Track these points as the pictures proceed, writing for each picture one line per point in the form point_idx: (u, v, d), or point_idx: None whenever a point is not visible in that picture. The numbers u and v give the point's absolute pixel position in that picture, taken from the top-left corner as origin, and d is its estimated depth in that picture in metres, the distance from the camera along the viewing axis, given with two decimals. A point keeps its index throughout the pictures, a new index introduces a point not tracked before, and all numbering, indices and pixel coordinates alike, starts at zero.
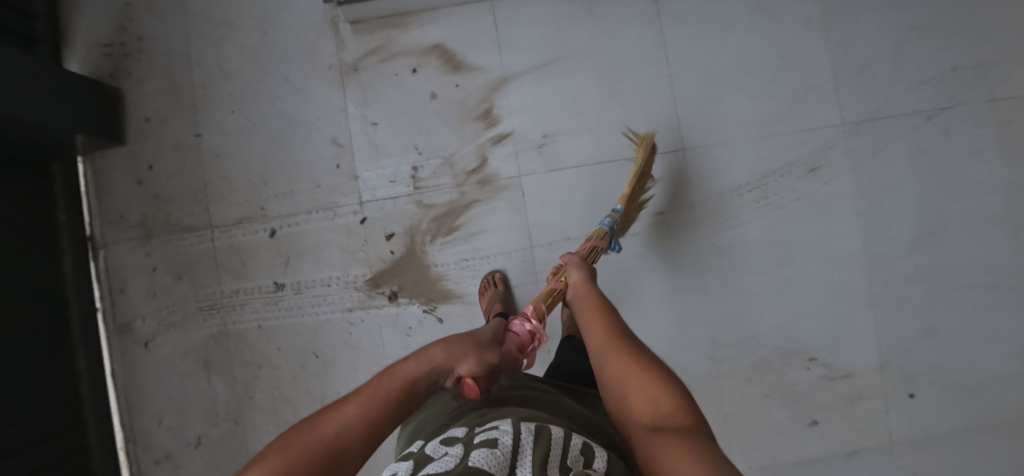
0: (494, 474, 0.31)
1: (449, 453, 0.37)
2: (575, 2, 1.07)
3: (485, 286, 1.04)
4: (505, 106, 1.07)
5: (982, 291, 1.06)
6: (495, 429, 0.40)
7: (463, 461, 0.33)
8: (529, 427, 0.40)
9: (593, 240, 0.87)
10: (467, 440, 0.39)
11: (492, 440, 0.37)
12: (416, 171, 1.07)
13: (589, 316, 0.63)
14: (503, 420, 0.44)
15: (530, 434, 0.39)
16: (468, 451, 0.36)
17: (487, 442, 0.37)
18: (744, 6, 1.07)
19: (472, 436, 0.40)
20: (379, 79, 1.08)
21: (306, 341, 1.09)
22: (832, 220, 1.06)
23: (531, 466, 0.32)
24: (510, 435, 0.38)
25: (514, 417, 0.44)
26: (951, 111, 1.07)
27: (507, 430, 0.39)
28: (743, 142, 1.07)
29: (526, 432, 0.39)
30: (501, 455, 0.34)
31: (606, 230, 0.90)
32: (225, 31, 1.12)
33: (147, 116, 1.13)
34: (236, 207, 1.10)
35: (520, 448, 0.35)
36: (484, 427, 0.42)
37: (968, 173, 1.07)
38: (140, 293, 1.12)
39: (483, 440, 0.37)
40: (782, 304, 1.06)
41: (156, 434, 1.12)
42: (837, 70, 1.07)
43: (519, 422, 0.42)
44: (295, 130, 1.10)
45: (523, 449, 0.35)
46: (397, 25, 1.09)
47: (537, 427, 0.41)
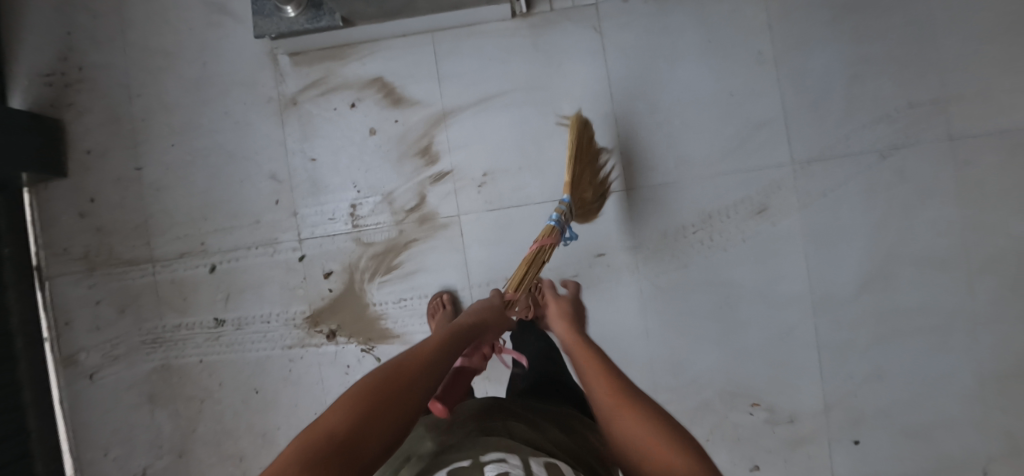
0: None
1: None
2: (518, 35, 1.04)
3: (434, 307, 1.00)
4: (445, 142, 1.05)
5: (931, 335, 1.03)
6: (504, 460, 0.35)
7: None
8: (541, 462, 0.36)
9: (540, 240, 0.83)
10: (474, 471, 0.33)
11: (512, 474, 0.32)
12: (355, 208, 1.06)
13: (583, 364, 0.54)
14: (508, 450, 0.38)
15: (543, 468, 0.35)
16: None
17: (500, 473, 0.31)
18: (694, 39, 1.04)
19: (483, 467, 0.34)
20: (318, 113, 1.06)
21: (246, 377, 1.09)
22: (779, 262, 1.04)
23: None
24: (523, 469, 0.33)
25: (520, 449, 0.39)
26: (906, 150, 1.03)
27: (518, 461, 0.34)
28: (688, 181, 1.04)
29: (538, 465, 0.35)
30: None
31: (554, 226, 0.84)
32: (165, 63, 1.10)
33: (88, 148, 1.12)
34: (177, 241, 1.10)
35: None
36: (490, 457, 0.37)
37: (921, 214, 1.03)
38: (84, 327, 1.12)
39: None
40: (726, 348, 1.05)
41: (103, 465, 1.13)
42: (789, 106, 1.04)
43: (528, 456, 0.37)
44: (235, 165, 1.08)
45: None
46: (337, 58, 1.06)
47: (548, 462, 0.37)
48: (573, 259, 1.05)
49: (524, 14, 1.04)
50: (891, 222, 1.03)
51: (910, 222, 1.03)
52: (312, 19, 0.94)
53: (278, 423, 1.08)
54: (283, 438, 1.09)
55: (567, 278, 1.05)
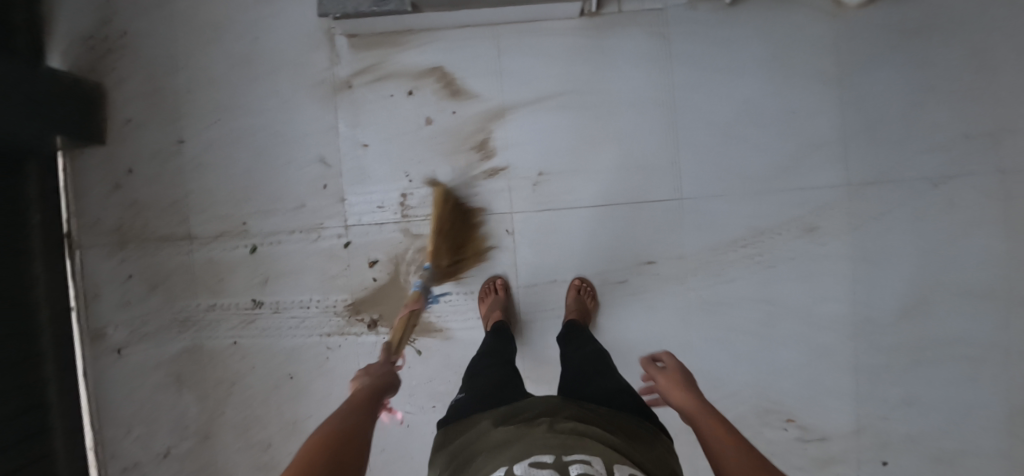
0: None
1: None
2: (583, 35, 1.02)
3: (485, 292, 1.03)
4: (501, 138, 1.03)
5: (966, 365, 1.05)
6: (590, 465, 0.39)
7: None
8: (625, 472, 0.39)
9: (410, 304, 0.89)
10: (561, 470, 0.38)
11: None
12: (405, 198, 1.04)
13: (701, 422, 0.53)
14: (590, 454, 0.42)
15: None
16: None
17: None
18: (758, 53, 1.03)
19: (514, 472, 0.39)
20: (372, 99, 1.04)
21: (280, 363, 1.07)
22: (824, 282, 1.04)
23: None
24: None
25: (601, 455, 0.43)
26: (957, 180, 1.04)
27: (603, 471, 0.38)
28: (741, 196, 1.03)
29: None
30: None
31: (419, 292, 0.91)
32: (214, 34, 1.06)
33: (128, 118, 1.08)
34: (216, 220, 1.07)
35: None
36: (575, 458, 0.41)
37: (966, 244, 1.04)
38: (113, 301, 1.09)
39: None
40: (764, 364, 1.05)
41: (125, 442, 1.10)
42: (846, 128, 1.04)
43: (611, 463, 0.41)
44: (281, 146, 1.05)
45: None
46: (395, 44, 1.03)
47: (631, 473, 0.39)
48: (621, 266, 1.04)
49: (592, 14, 1.02)
50: (936, 250, 1.04)
51: (955, 252, 1.04)
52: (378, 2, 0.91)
53: (309, 412, 1.06)
54: (313, 427, 1.07)
55: (613, 285, 1.04)
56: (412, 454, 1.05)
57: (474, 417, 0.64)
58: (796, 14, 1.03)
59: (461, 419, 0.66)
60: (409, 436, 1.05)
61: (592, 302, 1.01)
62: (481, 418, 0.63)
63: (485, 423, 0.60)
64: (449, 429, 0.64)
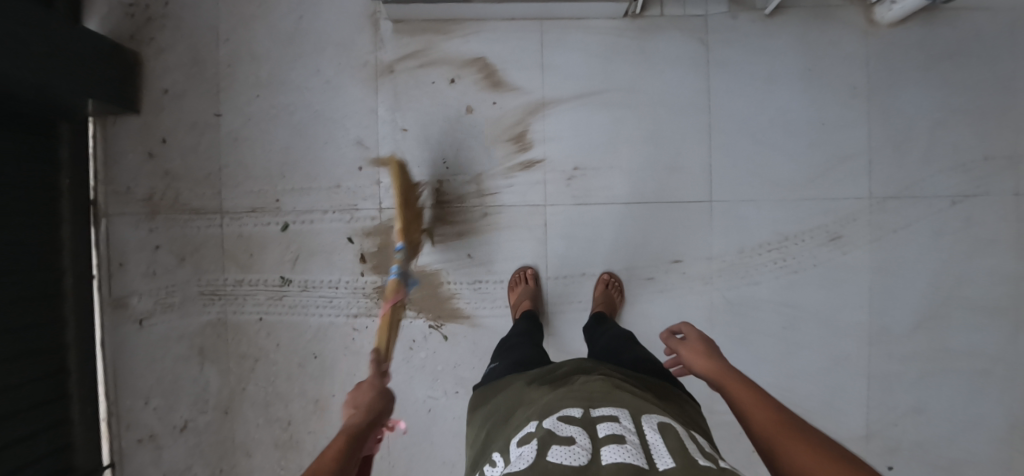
0: (641, 465, 0.32)
1: (576, 438, 0.37)
2: (625, 36, 1.05)
3: (516, 281, 1.03)
4: (539, 132, 1.05)
5: (973, 377, 1.09)
6: (617, 421, 0.40)
7: (597, 458, 0.34)
8: (652, 423, 0.40)
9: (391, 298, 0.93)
10: (588, 427, 0.39)
11: (567, 436, 0.37)
12: (440, 185, 1.05)
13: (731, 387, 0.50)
14: (619, 409, 0.43)
15: (655, 430, 0.39)
16: (595, 444, 0.36)
17: (612, 435, 0.37)
18: (793, 65, 1.06)
19: (544, 428, 0.40)
20: (414, 85, 1.05)
21: (306, 341, 1.07)
22: (843, 290, 1.08)
23: (668, 456, 0.33)
24: (635, 433, 0.38)
25: (631, 408, 0.44)
26: (975, 199, 1.08)
27: (630, 425, 0.39)
28: (769, 202, 1.06)
29: (650, 429, 0.39)
30: (636, 450, 0.34)
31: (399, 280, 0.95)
32: (259, 10, 1.07)
33: (166, 88, 1.07)
34: (250, 196, 1.07)
35: (651, 443, 0.36)
36: (602, 414, 0.42)
37: (980, 261, 1.08)
38: (140, 270, 1.09)
39: (555, 435, 0.38)
40: (781, 366, 1.08)
41: (142, 413, 1.09)
42: (873, 143, 1.07)
43: (639, 416, 0.42)
44: (320, 125, 1.06)
45: (654, 443, 0.36)
46: (441, 32, 1.04)
47: (660, 424, 0.40)
48: (650, 263, 1.06)
49: (635, 16, 1.04)
50: (951, 265, 1.08)
51: (969, 268, 1.08)
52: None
53: (333, 391, 1.07)
54: (336, 405, 1.07)
55: (641, 281, 1.06)
56: (433, 437, 1.06)
57: (506, 379, 0.65)
58: (832, 30, 1.07)
59: (493, 380, 0.67)
60: (431, 420, 1.06)
61: (619, 297, 1.03)
62: (514, 379, 0.64)
63: (516, 383, 0.61)
64: (483, 390, 0.66)
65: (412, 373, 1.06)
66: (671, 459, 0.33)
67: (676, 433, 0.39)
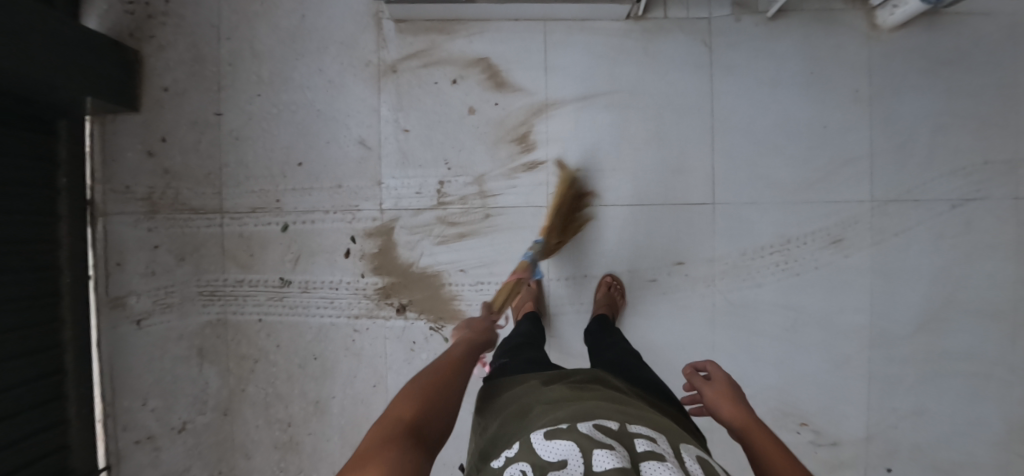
0: None
1: (615, 446, 0.36)
2: (629, 37, 1.05)
3: None
4: (542, 132, 1.04)
5: (973, 380, 1.10)
6: (655, 441, 0.39)
7: (641, 470, 0.33)
8: (689, 453, 0.40)
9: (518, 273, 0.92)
10: (626, 441, 0.38)
11: (608, 443, 0.36)
12: (443, 185, 1.04)
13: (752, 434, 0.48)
14: (653, 431, 0.42)
15: (693, 460, 0.38)
16: (636, 458, 0.35)
17: (653, 453, 0.36)
18: (795, 68, 1.06)
19: (582, 430, 0.39)
20: (416, 85, 1.04)
21: (307, 342, 1.07)
22: (845, 293, 1.08)
23: None
24: (675, 458, 0.37)
25: (664, 432, 0.43)
26: (976, 203, 1.08)
27: (669, 449, 0.39)
28: (772, 204, 1.07)
29: (688, 458, 0.38)
30: (678, 469, 0.34)
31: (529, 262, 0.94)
32: (261, 9, 1.06)
33: (166, 86, 1.06)
34: (251, 195, 1.06)
35: (691, 471, 0.36)
36: (638, 431, 0.41)
37: (979, 265, 1.09)
38: (138, 270, 1.07)
39: (595, 439, 0.37)
40: (783, 368, 1.08)
41: (140, 414, 1.08)
42: (875, 147, 1.08)
43: (675, 443, 0.41)
44: (322, 124, 1.05)
45: (694, 472, 0.35)
46: (444, 31, 1.04)
47: (695, 455, 0.40)
48: (652, 265, 1.06)
49: (639, 17, 1.04)
50: (952, 269, 1.09)
51: (969, 271, 1.09)
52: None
53: (333, 392, 1.06)
54: (336, 407, 1.07)
55: (644, 283, 1.06)
56: None
57: (521, 376, 0.65)
58: (834, 33, 1.07)
59: (507, 375, 0.67)
60: None
61: (621, 300, 1.03)
62: (529, 378, 0.63)
63: (534, 382, 0.60)
64: (494, 384, 0.66)
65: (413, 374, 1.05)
66: None
67: (712, 468, 0.38)
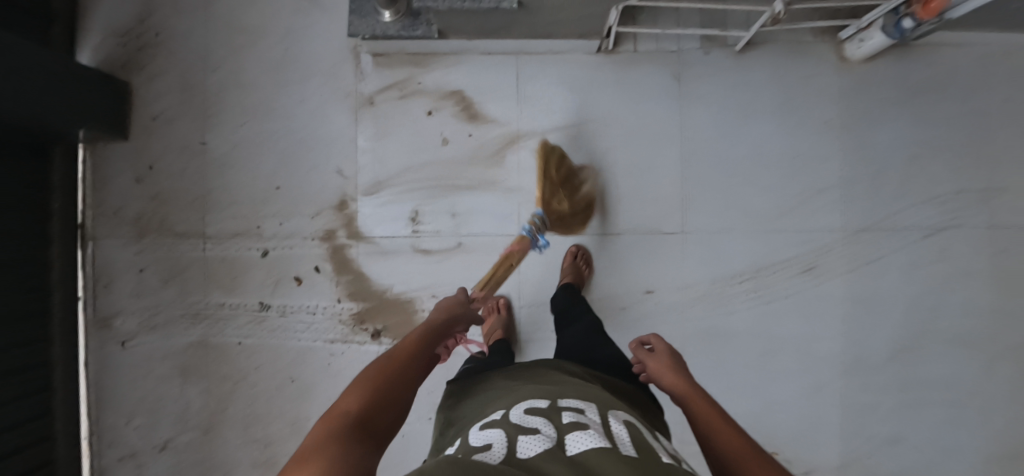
0: (602, 441, 0.36)
1: (541, 428, 0.40)
2: (601, 69, 1.07)
3: (488, 311, 1.05)
4: (515, 162, 1.07)
5: (950, 409, 1.09)
6: (582, 413, 0.45)
7: (561, 439, 0.37)
8: (616, 418, 0.45)
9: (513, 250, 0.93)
10: (552, 416, 0.44)
11: (534, 428, 0.40)
12: (417, 214, 1.07)
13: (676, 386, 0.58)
14: (587, 404, 0.49)
15: (619, 424, 0.44)
16: (560, 430, 0.40)
17: (576, 423, 0.41)
18: (767, 98, 1.08)
19: (511, 418, 0.44)
20: (394, 115, 1.08)
21: (285, 365, 1.09)
22: (818, 321, 1.08)
23: (628, 442, 0.38)
24: (599, 424, 0.42)
25: (596, 403, 0.50)
26: (950, 232, 1.09)
27: (595, 417, 0.44)
28: (743, 233, 1.08)
29: (614, 422, 0.44)
30: (597, 433, 0.38)
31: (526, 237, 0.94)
32: (245, 41, 1.10)
33: (154, 115, 1.11)
34: (233, 221, 1.10)
35: (613, 432, 0.40)
36: (569, 405, 0.47)
37: (955, 293, 1.09)
38: (124, 291, 1.11)
39: (521, 426, 0.41)
40: (755, 396, 1.08)
41: (123, 432, 1.12)
42: (847, 177, 1.08)
43: (605, 411, 0.47)
44: (303, 153, 1.09)
45: (616, 431, 0.41)
46: (421, 64, 1.07)
47: (623, 419, 0.46)
48: (624, 293, 1.07)
49: (609, 51, 1.07)
50: (926, 298, 1.09)
51: (944, 300, 1.09)
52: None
53: (310, 413, 1.09)
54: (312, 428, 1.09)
55: (615, 312, 1.07)
56: (406, 462, 1.07)
57: (480, 375, 0.70)
58: (805, 64, 1.08)
59: (466, 377, 0.72)
60: (405, 445, 1.08)
61: (587, 270, 1.06)
62: (490, 375, 0.69)
63: (493, 381, 0.65)
64: (454, 381, 0.72)
65: None
66: (631, 445, 0.37)
67: (634, 427, 0.44)
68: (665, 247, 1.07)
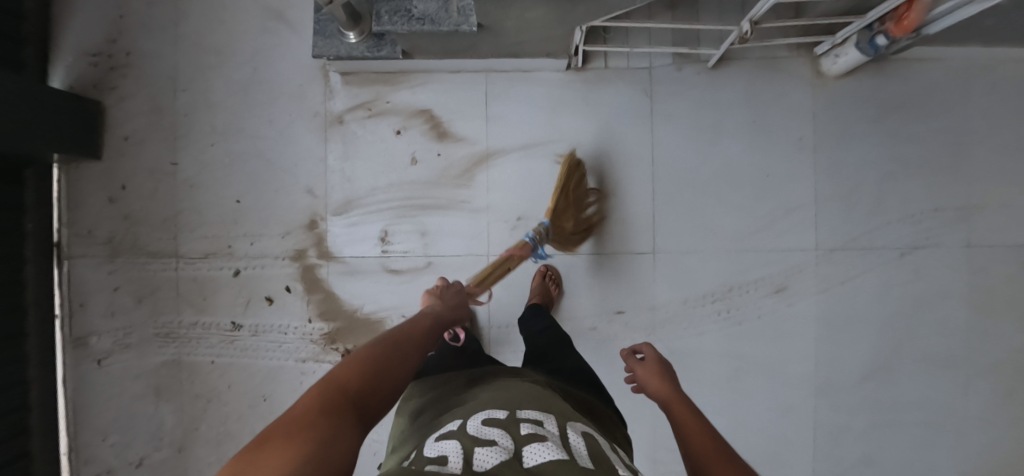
0: (560, 455, 0.33)
1: (498, 440, 0.37)
2: (570, 87, 1.06)
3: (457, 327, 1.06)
4: (484, 181, 1.06)
5: (924, 430, 1.08)
6: (541, 424, 0.42)
7: (517, 453, 0.34)
8: (576, 429, 0.43)
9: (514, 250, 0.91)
10: (510, 427, 0.41)
11: (490, 440, 0.37)
12: (387, 234, 1.07)
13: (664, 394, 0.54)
14: (547, 414, 0.46)
15: (578, 435, 0.41)
16: (516, 442, 0.37)
17: (534, 436, 0.38)
18: (739, 115, 1.07)
19: (467, 428, 0.41)
20: (362, 134, 1.07)
21: (256, 384, 1.10)
22: (790, 342, 1.07)
23: (586, 456, 0.36)
24: (558, 436, 0.39)
25: (554, 413, 0.47)
26: (925, 250, 1.07)
27: (554, 428, 0.42)
28: (715, 253, 1.07)
29: (573, 433, 0.41)
30: (554, 445, 0.36)
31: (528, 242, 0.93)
32: (214, 61, 1.10)
33: (126, 135, 1.11)
34: (204, 241, 1.10)
35: (570, 444, 0.38)
36: (528, 415, 0.44)
37: (929, 313, 1.07)
38: (99, 311, 1.12)
39: (477, 438, 0.38)
40: (726, 416, 1.08)
41: (100, 450, 1.13)
42: (821, 195, 1.07)
43: (565, 422, 0.44)
44: (272, 173, 1.09)
45: (574, 444, 0.38)
46: (389, 83, 1.07)
47: (581, 430, 0.43)
48: (594, 313, 1.07)
49: (579, 68, 1.06)
50: (900, 318, 1.07)
51: (919, 320, 1.07)
52: (436, 21, 0.83)
53: None
54: None
55: (585, 332, 1.07)
56: None
57: (444, 379, 0.67)
58: (777, 81, 1.07)
59: (426, 381, 0.68)
60: (377, 463, 1.09)
61: (556, 290, 1.04)
62: (453, 380, 0.67)
63: (455, 389, 0.62)
64: (416, 386, 0.68)
65: None
66: (589, 459, 0.35)
67: (593, 440, 0.42)
68: (636, 266, 1.06)
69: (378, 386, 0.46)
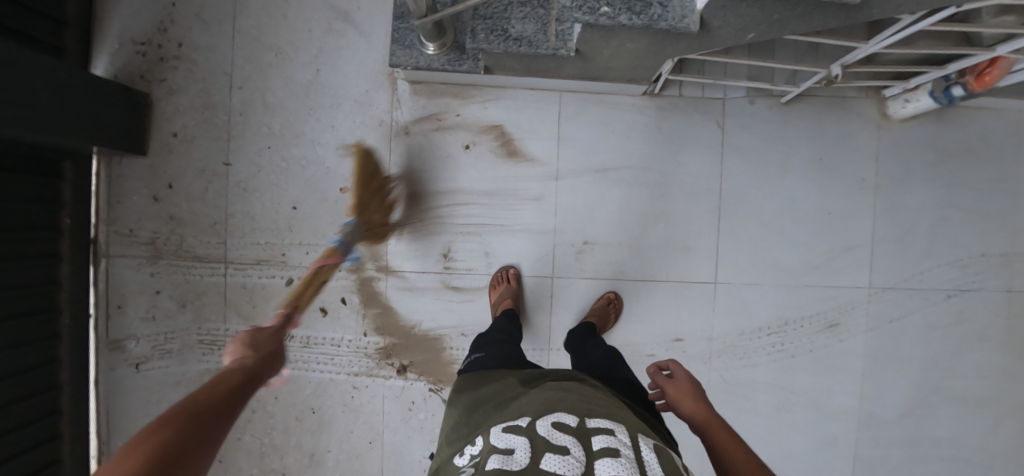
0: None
1: (570, 449, 0.37)
2: (644, 113, 1.05)
3: (497, 281, 1.04)
4: (552, 204, 1.05)
5: (955, 464, 1.13)
6: (611, 434, 0.40)
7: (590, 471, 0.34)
8: (648, 443, 0.41)
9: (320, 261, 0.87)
10: (580, 436, 0.39)
11: (564, 446, 0.37)
12: (450, 250, 1.05)
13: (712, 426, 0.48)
14: (617, 423, 0.43)
15: (650, 450, 0.39)
16: (588, 458, 0.36)
17: (608, 450, 0.37)
18: (805, 152, 1.08)
19: (538, 430, 0.40)
20: (429, 147, 1.04)
21: (305, 397, 1.07)
22: (838, 377, 1.10)
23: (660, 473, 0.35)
24: (631, 450, 0.38)
25: (625, 423, 0.44)
26: (970, 294, 1.11)
27: (625, 440, 0.39)
28: (774, 287, 1.08)
29: (645, 447, 0.39)
30: (630, 464, 0.35)
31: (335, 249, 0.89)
32: (275, 60, 1.05)
33: (175, 131, 1.05)
34: (256, 247, 1.06)
35: (646, 461, 0.37)
36: (598, 425, 0.42)
37: (968, 354, 1.12)
38: (138, 314, 1.07)
39: (549, 442, 0.38)
40: (772, 445, 1.10)
41: None
42: (877, 235, 1.09)
43: (635, 434, 0.42)
44: (331, 181, 1.05)
45: (648, 462, 0.37)
46: (460, 96, 1.04)
47: (655, 446, 0.41)
48: (653, 340, 1.08)
49: (653, 94, 1.04)
50: (941, 358, 1.11)
51: (959, 360, 1.12)
52: (534, 43, 0.79)
53: (329, 446, 1.07)
54: (331, 460, 1.08)
55: (642, 358, 1.08)
56: None
57: (500, 371, 0.64)
58: (844, 121, 1.08)
59: (483, 372, 0.65)
60: None
61: (616, 318, 1.04)
62: (507, 374, 0.62)
63: (510, 380, 0.59)
64: (471, 376, 0.65)
65: (409, 433, 1.07)
66: None
67: (669, 458, 0.39)
68: (697, 296, 1.07)
69: (211, 414, 0.39)
